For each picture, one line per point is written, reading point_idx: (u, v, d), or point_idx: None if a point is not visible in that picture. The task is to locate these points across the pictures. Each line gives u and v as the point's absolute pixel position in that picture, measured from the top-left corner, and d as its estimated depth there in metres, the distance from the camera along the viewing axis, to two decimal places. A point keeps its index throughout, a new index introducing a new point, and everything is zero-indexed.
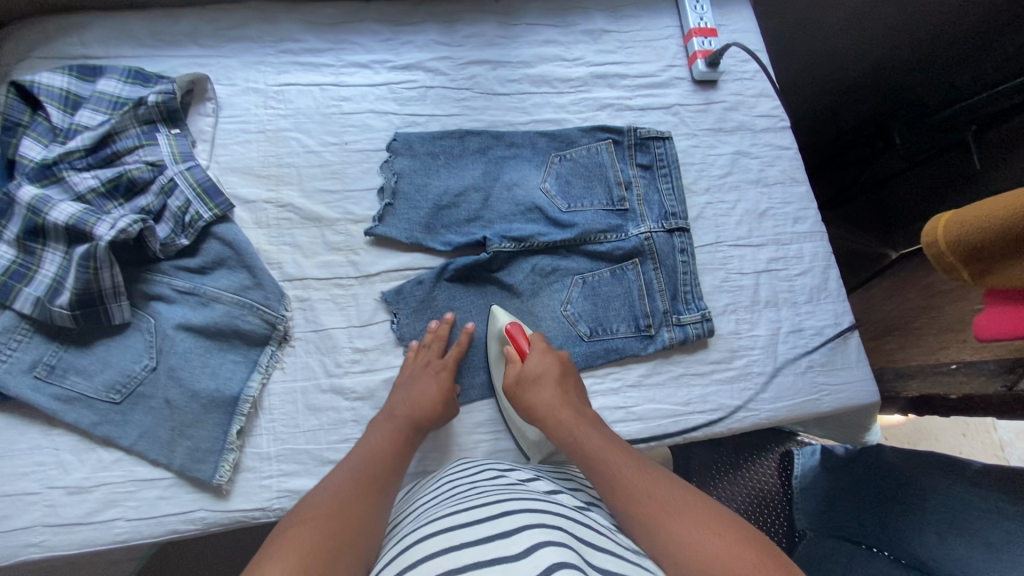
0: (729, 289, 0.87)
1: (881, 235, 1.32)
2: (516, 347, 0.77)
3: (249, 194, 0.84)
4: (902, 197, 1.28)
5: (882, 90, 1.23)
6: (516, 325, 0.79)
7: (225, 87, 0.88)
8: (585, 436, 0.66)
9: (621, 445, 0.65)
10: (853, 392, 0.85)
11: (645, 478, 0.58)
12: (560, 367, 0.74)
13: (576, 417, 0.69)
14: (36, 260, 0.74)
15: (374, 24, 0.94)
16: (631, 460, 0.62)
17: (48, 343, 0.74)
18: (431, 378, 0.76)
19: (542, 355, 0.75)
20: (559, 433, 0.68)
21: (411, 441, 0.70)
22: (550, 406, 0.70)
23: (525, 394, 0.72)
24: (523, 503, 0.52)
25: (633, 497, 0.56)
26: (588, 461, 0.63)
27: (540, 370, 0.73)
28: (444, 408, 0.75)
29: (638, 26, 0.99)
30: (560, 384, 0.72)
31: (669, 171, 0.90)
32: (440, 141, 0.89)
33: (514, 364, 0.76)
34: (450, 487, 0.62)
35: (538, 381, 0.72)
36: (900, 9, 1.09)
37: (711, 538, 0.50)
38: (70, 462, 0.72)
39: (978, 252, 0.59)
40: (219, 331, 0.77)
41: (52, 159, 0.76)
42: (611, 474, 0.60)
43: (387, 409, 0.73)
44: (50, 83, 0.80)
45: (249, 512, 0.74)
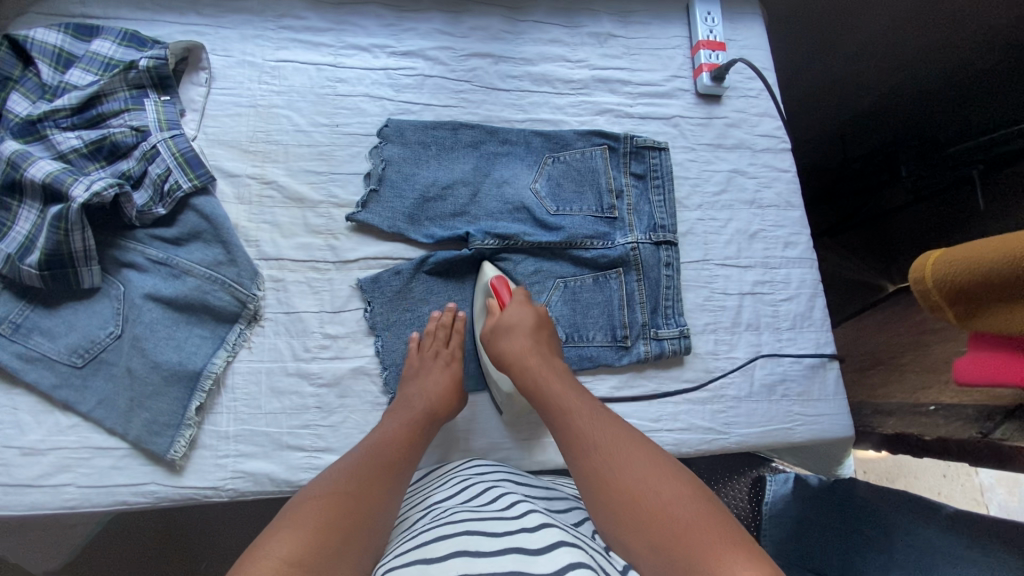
0: (711, 308, 0.86)
1: (879, 267, 1.27)
2: (498, 298, 0.76)
3: (233, 168, 0.83)
4: (905, 232, 1.24)
5: (898, 119, 1.20)
6: (501, 279, 0.78)
7: (220, 58, 0.87)
8: (550, 382, 0.67)
9: (587, 395, 0.65)
10: (828, 425, 0.83)
11: (601, 426, 0.59)
12: (536, 318, 0.73)
13: (545, 366, 0.69)
14: (11, 216, 0.73)
15: (378, 7, 0.93)
16: (590, 408, 0.63)
17: (16, 301, 0.73)
18: (441, 373, 0.75)
19: (519, 305, 0.74)
20: (524, 380, 0.68)
21: (426, 429, 0.69)
22: (518, 354, 0.70)
23: (496, 342, 0.72)
24: (537, 520, 0.53)
25: (584, 443, 0.58)
26: (551, 411, 0.64)
27: (513, 320, 0.72)
28: (456, 400, 0.74)
29: (646, 33, 0.97)
30: (533, 333, 0.71)
31: (662, 183, 0.88)
32: (433, 131, 0.88)
33: (493, 315, 0.75)
34: (465, 488, 0.63)
35: (511, 330, 0.72)
36: (923, 24, 1.07)
37: (652, 483, 0.51)
38: (27, 422, 0.72)
39: (979, 292, 0.56)
40: (187, 304, 0.76)
41: (37, 116, 0.75)
42: (569, 425, 0.61)
43: (401, 399, 0.72)
44: (43, 39, 0.79)
45: (201, 490, 0.73)
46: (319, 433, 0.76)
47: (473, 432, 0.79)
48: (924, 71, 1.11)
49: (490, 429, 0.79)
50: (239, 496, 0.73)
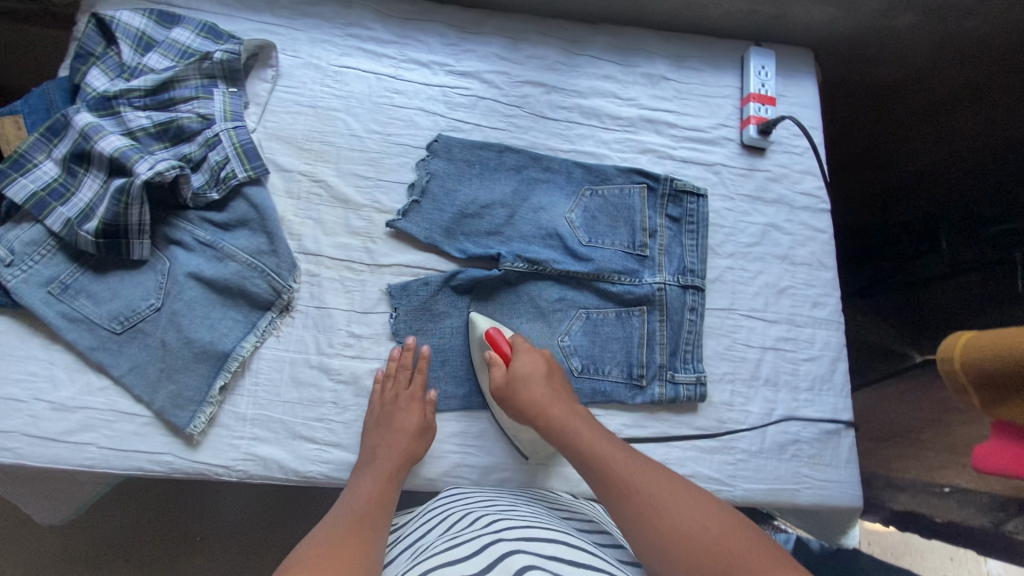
0: (731, 358, 0.86)
1: (909, 336, 1.25)
2: (498, 351, 0.77)
3: (286, 163, 0.86)
4: (942, 301, 1.20)
5: (933, 187, 1.23)
6: (498, 330, 0.79)
7: (289, 57, 0.91)
8: (581, 430, 0.69)
9: (614, 441, 0.69)
10: (835, 492, 0.82)
11: (641, 475, 0.63)
12: (546, 365, 0.76)
13: (568, 411, 0.71)
14: (76, 182, 0.78)
15: (442, 26, 0.96)
16: (623, 455, 0.66)
17: (68, 263, 0.77)
18: (406, 414, 0.76)
19: (528, 354, 0.76)
20: (552, 429, 0.70)
21: (396, 476, 0.73)
22: (542, 403, 0.71)
23: (519, 394, 0.72)
24: (513, 535, 0.58)
25: (631, 492, 0.61)
26: (585, 462, 0.66)
27: (526, 371, 0.73)
28: (420, 438, 0.76)
29: (699, 80, 0.99)
30: (548, 380, 0.74)
31: (697, 228, 0.89)
32: (480, 151, 0.90)
33: (498, 367, 0.75)
34: (445, 516, 0.68)
35: (529, 379, 0.73)
36: (969, 105, 1.08)
37: (705, 524, 0.57)
38: (61, 378, 0.75)
39: (993, 374, 0.57)
40: (227, 288, 0.79)
41: (113, 93, 0.80)
42: (609, 476, 0.63)
43: (366, 452, 0.74)
44: (129, 22, 0.85)
45: (212, 467, 0.75)
46: (331, 428, 0.78)
47: (476, 449, 0.81)
48: (974, 145, 1.12)
49: (493, 449, 0.81)
50: (247, 478, 0.75)
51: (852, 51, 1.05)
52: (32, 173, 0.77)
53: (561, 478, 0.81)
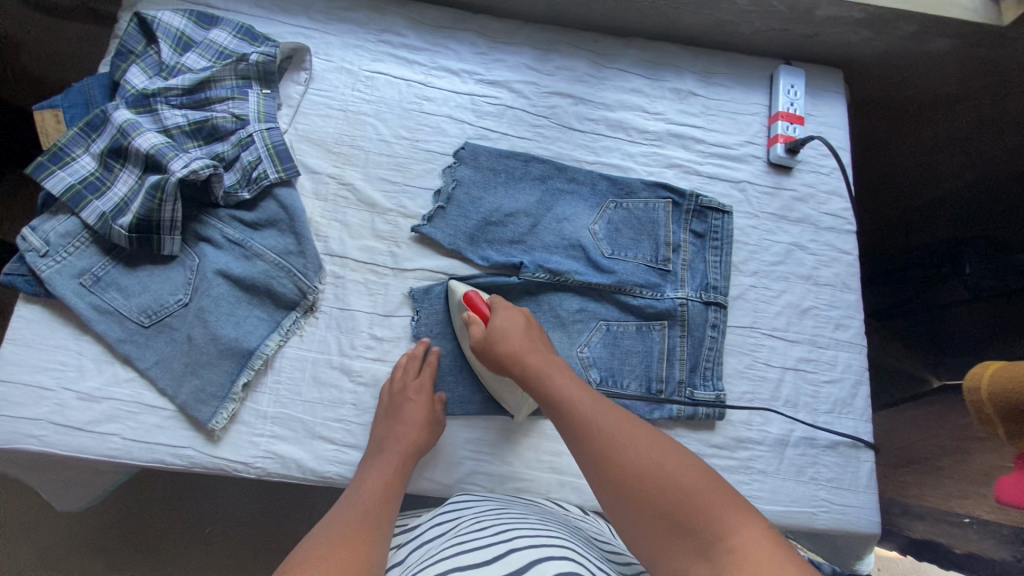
0: (751, 377, 0.85)
1: (928, 360, 1.21)
2: (476, 310, 0.77)
3: (316, 165, 0.88)
4: (960, 328, 1.19)
5: (956, 211, 1.23)
6: (477, 292, 0.79)
7: (322, 61, 0.93)
8: (552, 373, 0.69)
9: (584, 387, 0.68)
10: (853, 518, 0.81)
11: (603, 417, 0.62)
12: (523, 318, 0.75)
13: (541, 358, 0.71)
14: (112, 177, 0.80)
15: (473, 35, 0.97)
16: (591, 399, 0.65)
17: (100, 256, 0.79)
18: (415, 406, 0.76)
19: (505, 310, 0.76)
20: (523, 375, 0.70)
21: (402, 470, 0.73)
22: (515, 352, 0.71)
23: (492, 347, 0.73)
24: (527, 541, 0.58)
25: (592, 433, 0.61)
26: (552, 407, 0.66)
27: (503, 325, 0.73)
28: (427, 432, 0.76)
29: (727, 96, 0.99)
30: (525, 331, 0.73)
31: (721, 245, 0.89)
32: (506, 160, 0.91)
33: (476, 325, 0.75)
34: (455, 522, 0.67)
35: (503, 331, 0.73)
36: (996, 134, 1.08)
37: (659, 462, 0.57)
38: (88, 369, 0.77)
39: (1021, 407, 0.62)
40: (253, 286, 0.81)
41: (151, 91, 0.82)
42: (572, 419, 0.63)
43: (374, 443, 0.75)
44: (169, 22, 0.87)
45: (232, 463, 0.76)
46: (350, 429, 0.79)
47: (493, 457, 0.81)
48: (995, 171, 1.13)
49: (508, 457, 0.81)
50: (266, 475, 0.76)
51: (881, 73, 1.05)
52: (70, 167, 0.79)
53: (575, 491, 0.81)
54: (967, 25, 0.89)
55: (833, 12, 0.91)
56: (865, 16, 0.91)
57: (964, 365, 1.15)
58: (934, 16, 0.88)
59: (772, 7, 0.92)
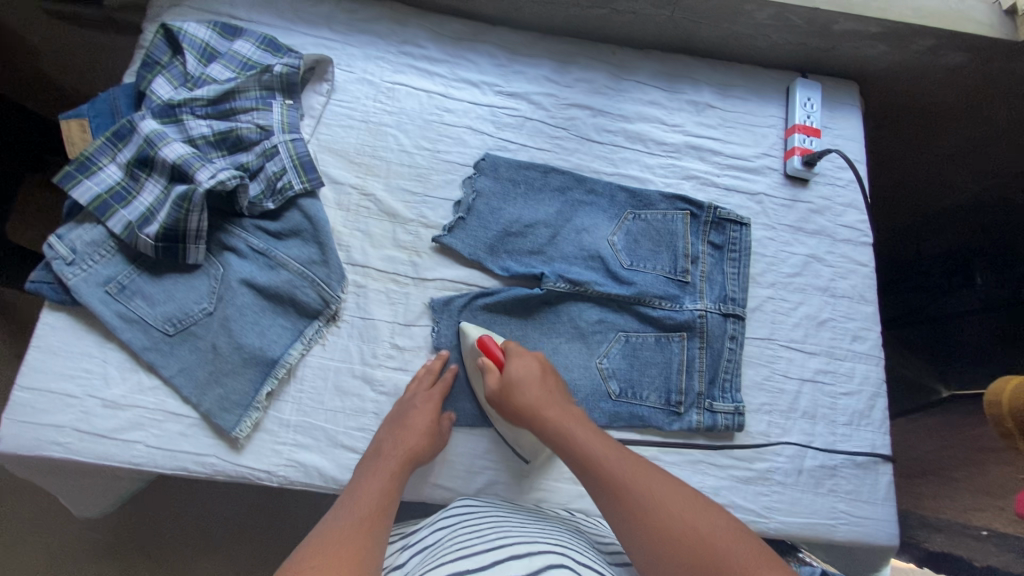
0: (769, 389, 0.86)
1: (936, 369, 1.22)
2: (491, 357, 0.78)
3: (338, 175, 0.89)
4: (966, 338, 1.19)
5: (966, 222, 1.24)
6: (489, 336, 0.80)
7: (344, 73, 0.94)
8: (576, 432, 0.70)
9: (606, 441, 0.70)
10: (872, 530, 0.82)
11: (634, 476, 0.64)
12: (539, 366, 0.77)
13: (561, 412, 0.72)
14: (137, 186, 0.80)
15: (492, 47, 0.98)
16: (615, 455, 0.67)
17: (125, 265, 0.79)
18: (422, 412, 0.76)
19: (520, 358, 0.77)
20: (545, 429, 0.71)
21: (400, 474, 0.71)
22: (537, 405, 0.72)
23: (512, 397, 0.73)
24: (527, 551, 0.58)
25: (622, 494, 0.62)
26: (579, 463, 0.67)
27: (520, 374, 0.74)
28: (429, 440, 0.75)
29: (744, 108, 1.00)
30: (543, 383, 0.75)
31: (739, 257, 0.90)
32: (525, 170, 0.92)
33: (493, 373, 0.76)
34: (455, 529, 0.67)
35: (523, 381, 0.74)
36: (1000, 147, 1.09)
37: (696, 525, 0.58)
38: (113, 376, 0.77)
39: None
40: (277, 295, 0.81)
41: (177, 102, 0.83)
42: (601, 476, 0.65)
43: (373, 447, 0.74)
44: (195, 34, 0.88)
45: (255, 472, 0.77)
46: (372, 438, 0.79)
47: (514, 467, 0.81)
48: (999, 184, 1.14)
49: (528, 468, 0.81)
50: (288, 484, 0.77)
51: (894, 86, 1.06)
52: (96, 176, 0.80)
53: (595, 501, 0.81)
54: (981, 39, 0.90)
55: (850, 27, 0.92)
56: (881, 31, 0.92)
57: (968, 374, 1.16)
58: (951, 31, 0.89)
59: (789, 21, 0.93)
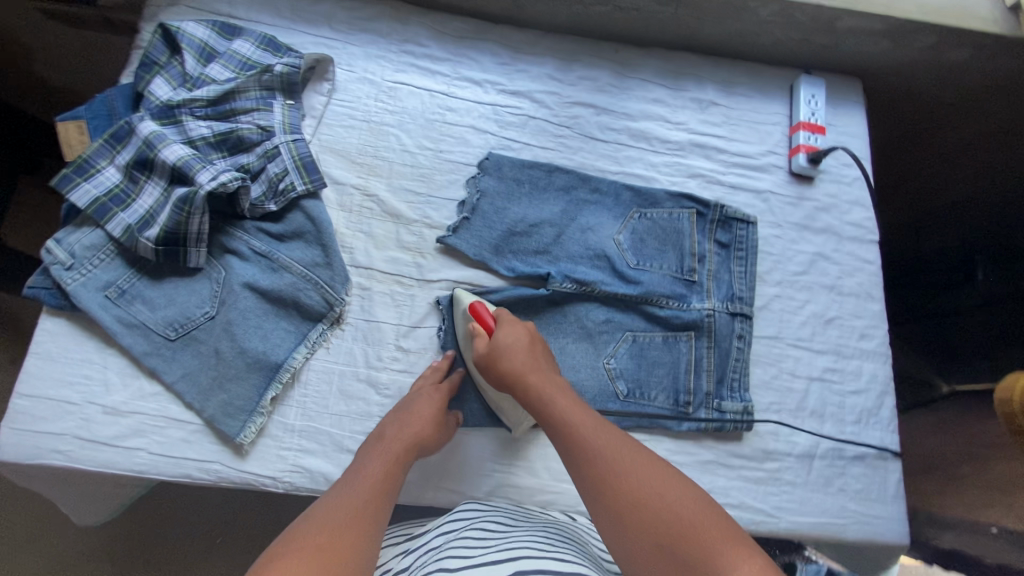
0: (777, 388, 0.85)
1: (936, 364, 1.20)
2: (481, 322, 0.76)
3: (340, 176, 0.87)
4: (969, 335, 1.17)
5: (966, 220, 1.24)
6: (482, 302, 0.78)
7: (345, 72, 0.92)
8: (556, 397, 0.68)
9: (587, 410, 0.67)
10: (882, 529, 0.81)
11: (605, 442, 0.62)
12: (529, 336, 0.75)
13: (544, 379, 0.70)
14: (136, 189, 0.79)
15: (494, 46, 0.97)
16: (592, 424, 0.65)
17: (125, 268, 0.78)
18: (428, 400, 0.75)
19: (511, 326, 0.75)
20: (526, 395, 0.69)
21: (406, 458, 0.69)
22: (520, 370, 0.70)
23: (496, 363, 0.72)
24: (533, 564, 0.56)
25: (592, 461, 0.60)
26: (556, 428, 0.65)
27: (508, 341, 0.73)
28: (437, 429, 0.74)
29: (748, 106, 0.99)
30: (531, 351, 0.73)
31: (746, 255, 0.89)
32: (529, 170, 0.91)
33: (482, 337, 0.75)
34: (458, 534, 0.66)
35: (509, 347, 0.72)
36: (1002, 143, 1.09)
37: (660, 492, 0.56)
38: (114, 383, 0.76)
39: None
40: (280, 298, 0.80)
41: (176, 102, 0.82)
42: (575, 442, 0.63)
43: (378, 431, 0.73)
44: (193, 33, 0.86)
45: (260, 478, 0.75)
46: None
47: (521, 469, 0.80)
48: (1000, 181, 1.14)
49: (536, 470, 0.80)
50: (294, 490, 0.75)
51: (897, 82, 1.05)
52: (94, 178, 0.78)
53: None
54: (985, 35, 0.90)
55: (855, 23, 0.91)
56: (886, 27, 0.91)
57: (973, 368, 1.14)
58: (955, 26, 0.89)
59: (794, 17, 0.92)
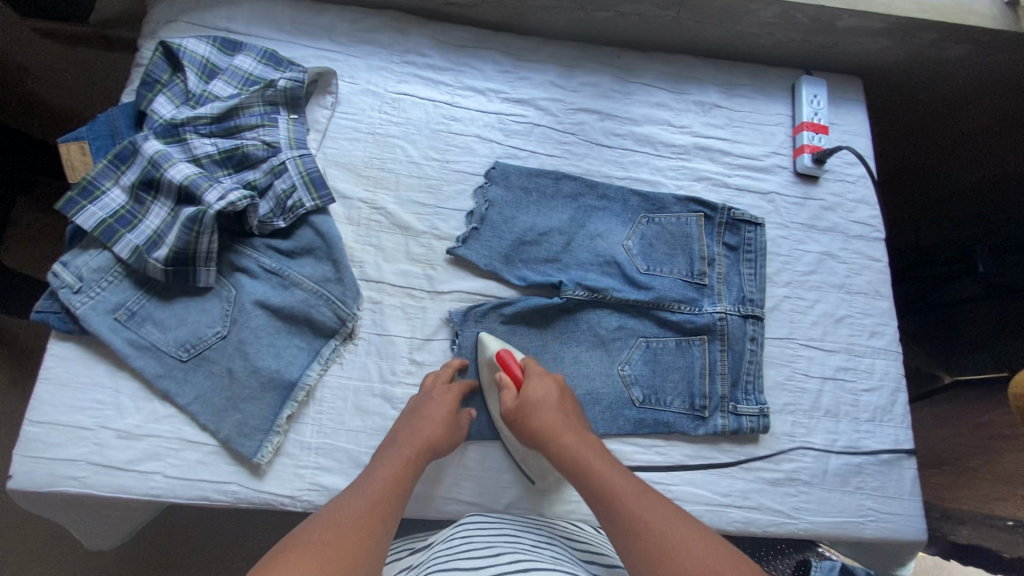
0: (791, 389, 0.86)
1: (939, 357, 1.21)
2: (509, 373, 0.76)
3: (347, 190, 0.87)
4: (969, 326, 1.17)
5: (957, 211, 1.26)
6: (508, 351, 0.78)
7: (348, 84, 0.92)
8: (592, 460, 0.69)
9: (624, 472, 0.69)
10: (900, 526, 0.82)
11: (648, 511, 0.63)
12: (557, 390, 0.75)
13: (578, 440, 0.71)
14: (143, 210, 0.78)
15: (497, 54, 0.97)
16: (633, 489, 0.66)
17: (134, 290, 0.77)
18: (440, 403, 0.74)
19: (538, 378, 0.75)
20: (561, 458, 0.70)
21: (415, 463, 0.70)
22: (552, 430, 0.71)
23: (526, 420, 0.72)
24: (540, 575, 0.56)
25: (636, 528, 0.62)
26: (596, 494, 0.66)
27: (537, 397, 0.73)
28: (446, 432, 0.73)
29: (750, 107, 0.99)
30: (560, 406, 0.73)
31: (755, 257, 0.90)
32: (536, 178, 0.91)
33: (508, 391, 0.75)
34: (465, 540, 0.66)
35: (539, 405, 0.72)
36: (997, 135, 1.11)
37: (710, 565, 0.58)
38: (126, 407, 0.75)
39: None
40: (293, 315, 0.80)
41: (180, 121, 0.81)
42: (618, 508, 0.64)
43: (390, 436, 0.73)
44: (194, 50, 0.86)
45: (278, 498, 0.75)
46: None
47: (540, 479, 0.80)
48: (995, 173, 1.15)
49: (553, 481, 0.80)
50: (313, 509, 0.75)
51: (896, 80, 1.06)
52: (100, 200, 0.77)
53: None
54: (984, 32, 0.91)
55: (854, 23, 0.92)
56: (884, 26, 0.92)
57: (976, 359, 1.14)
58: (954, 24, 0.90)
59: (794, 19, 0.93)
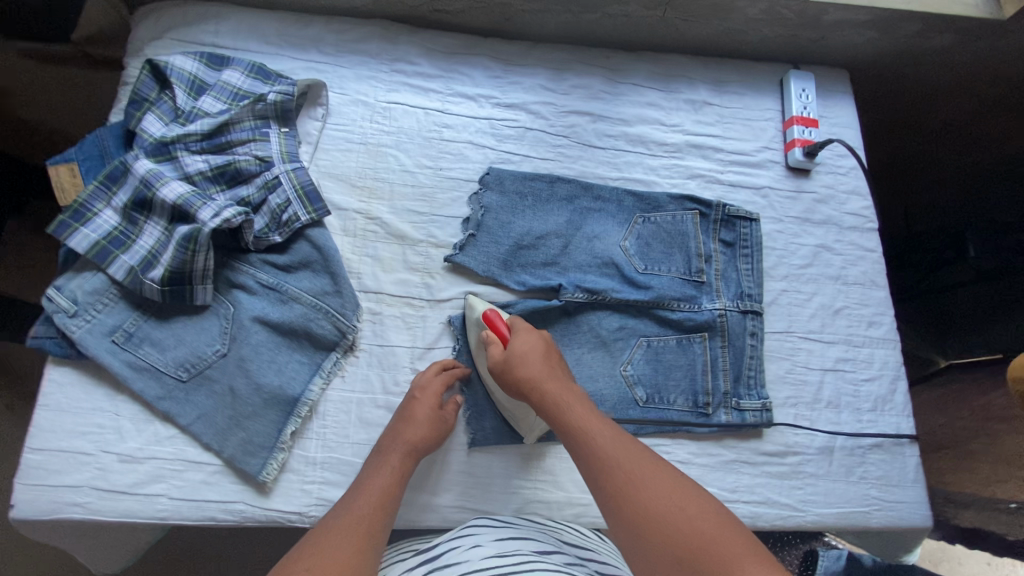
0: (792, 381, 0.86)
1: (932, 338, 1.19)
2: (496, 332, 0.76)
3: (341, 202, 0.87)
4: (959, 305, 1.14)
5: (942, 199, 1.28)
6: (494, 310, 0.79)
7: (337, 95, 0.91)
8: (572, 404, 0.68)
9: (604, 416, 0.67)
10: (905, 513, 0.82)
11: (624, 451, 0.62)
12: (543, 345, 0.75)
13: (560, 385, 0.70)
14: (136, 230, 0.77)
15: (486, 59, 0.97)
16: (612, 432, 0.65)
17: (131, 311, 0.77)
18: (426, 399, 0.75)
19: (526, 333, 0.75)
20: (542, 403, 0.69)
21: (405, 469, 0.71)
22: (535, 378, 0.70)
23: (511, 371, 0.71)
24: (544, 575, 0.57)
25: (609, 469, 0.61)
26: (574, 435, 0.65)
27: (524, 348, 0.73)
28: (433, 432, 0.74)
29: (740, 104, 1.00)
30: (545, 358, 0.72)
31: (751, 252, 0.90)
32: (531, 182, 0.91)
33: (496, 347, 0.75)
34: (469, 543, 0.66)
35: (524, 355, 0.72)
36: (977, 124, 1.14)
37: (680, 504, 0.57)
38: (128, 430, 0.74)
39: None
40: (292, 330, 0.79)
41: (171, 138, 0.80)
42: (594, 449, 0.63)
43: (378, 444, 0.73)
44: (182, 66, 0.85)
45: (285, 514, 0.74)
46: None
47: (547, 484, 0.80)
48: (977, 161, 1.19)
49: (560, 484, 0.80)
50: None
51: (883, 71, 1.07)
52: (92, 223, 0.76)
53: None
54: (967, 20, 0.92)
55: (839, 17, 0.92)
56: (869, 19, 0.93)
57: (968, 341, 1.13)
58: (938, 14, 0.91)
59: (780, 14, 0.93)
